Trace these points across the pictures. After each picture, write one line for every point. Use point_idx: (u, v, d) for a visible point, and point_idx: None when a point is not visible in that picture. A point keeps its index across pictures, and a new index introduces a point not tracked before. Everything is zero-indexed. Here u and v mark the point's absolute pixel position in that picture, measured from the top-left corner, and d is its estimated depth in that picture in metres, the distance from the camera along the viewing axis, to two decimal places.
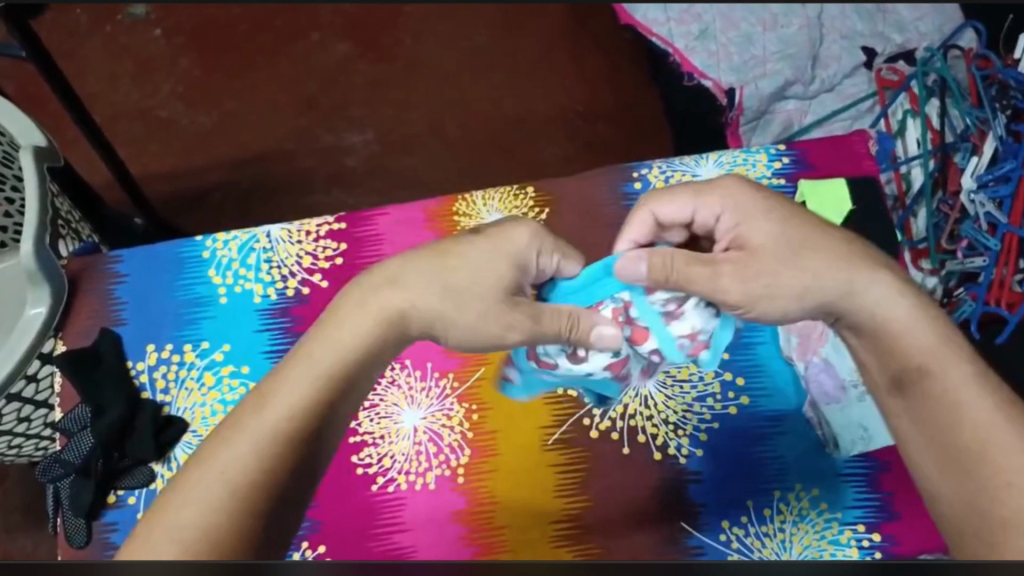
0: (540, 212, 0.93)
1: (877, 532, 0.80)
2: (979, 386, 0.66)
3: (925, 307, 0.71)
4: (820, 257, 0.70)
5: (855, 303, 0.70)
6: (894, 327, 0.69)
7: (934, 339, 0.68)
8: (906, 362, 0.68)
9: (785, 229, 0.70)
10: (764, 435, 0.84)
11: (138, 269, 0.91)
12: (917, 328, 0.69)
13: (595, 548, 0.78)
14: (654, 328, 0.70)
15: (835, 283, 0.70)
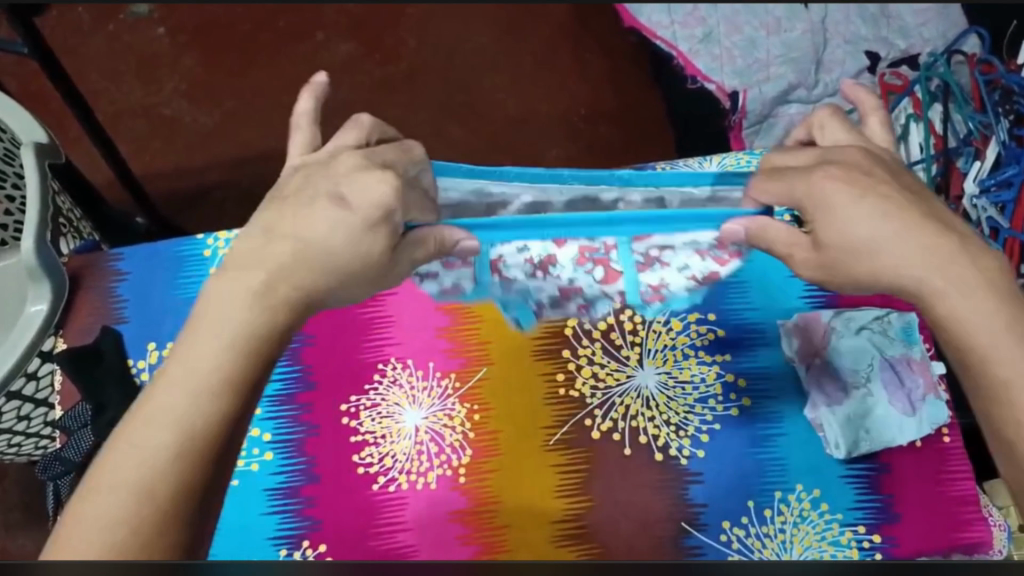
0: None
1: (877, 534, 0.80)
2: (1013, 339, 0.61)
3: (984, 271, 0.64)
4: (906, 231, 0.64)
5: (913, 284, 0.64)
6: (949, 294, 0.63)
7: (997, 302, 0.63)
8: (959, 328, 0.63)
9: (883, 203, 0.65)
10: (765, 436, 0.84)
11: (139, 266, 0.91)
12: (964, 303, 0.63)
13: (597, 548, 0.77)
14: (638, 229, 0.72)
15: (911, 268, 0.64)
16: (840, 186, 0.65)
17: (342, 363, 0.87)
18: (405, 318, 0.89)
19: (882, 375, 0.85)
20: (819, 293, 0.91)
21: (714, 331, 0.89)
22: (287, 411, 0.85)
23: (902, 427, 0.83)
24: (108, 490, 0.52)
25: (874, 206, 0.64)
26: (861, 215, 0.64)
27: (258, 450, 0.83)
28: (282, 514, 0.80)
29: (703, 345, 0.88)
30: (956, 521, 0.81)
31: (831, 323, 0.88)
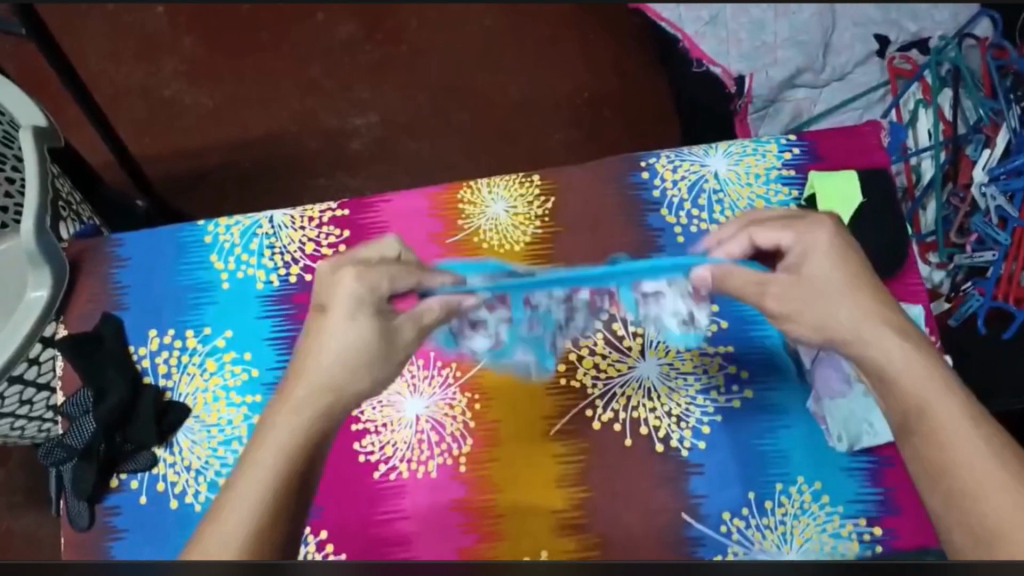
0: (545, 201, 0.93)
1: (878, 526, 0.80)
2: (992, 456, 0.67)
3: (980, 413, 0.72)
4: (895, 336, 0.79)
5: (908, 394, 0.76)
6: (943, 426, 0.72)
7: (999, 441, 0.68)
8: (931, 438, 0.72)
9: (851, 283, 0.82)
10: (767, 427, 0.84)
11: (141, 252, 0.91)
12: (941, 401, 0.73)
13: (596, 538, 0.78)
14: (628, 304, 0.86)
15: (846, 331, 0.80)
16: (833, 269, 0.81)
17: None
18: None
19: None
20: None
21: (718, 322, 0.87)
22: None
23: None
24: (245, 480, 0.69)
25: (840, 268, 0.82)
26: (821, 256, 0.82)
27: None
28: None
29: (708, 337, 0.87)
30: None
31: None
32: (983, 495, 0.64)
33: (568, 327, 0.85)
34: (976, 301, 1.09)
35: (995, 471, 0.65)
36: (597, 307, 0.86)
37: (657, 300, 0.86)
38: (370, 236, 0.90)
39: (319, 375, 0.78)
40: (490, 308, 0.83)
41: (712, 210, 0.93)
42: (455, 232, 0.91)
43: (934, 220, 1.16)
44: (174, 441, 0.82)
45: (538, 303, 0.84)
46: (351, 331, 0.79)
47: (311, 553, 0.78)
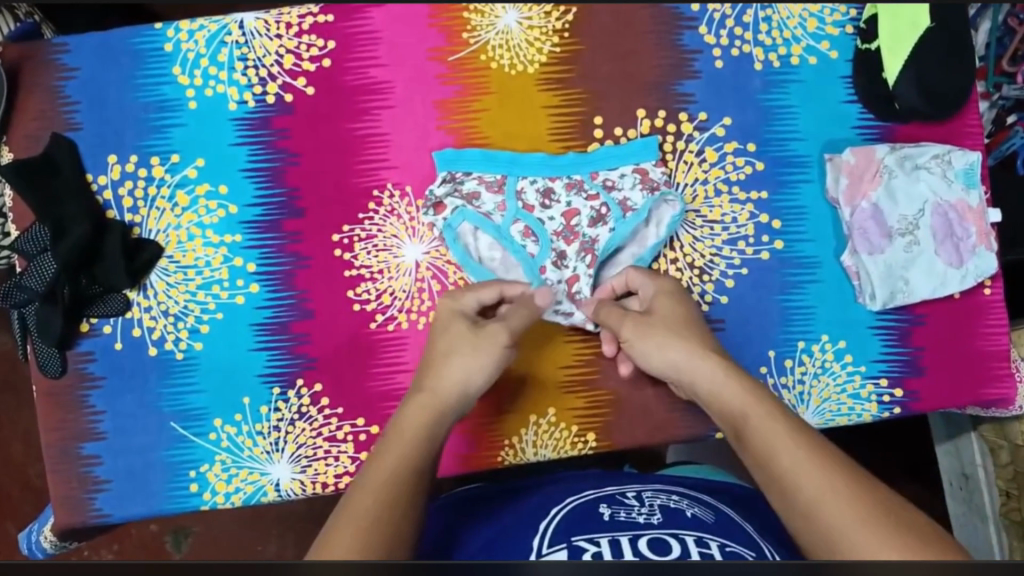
0: (565, 13, 0.78)
1: (899, 388, 0.76)
2: (823, 471, 0.51)
3: (799, 421, 0.58)
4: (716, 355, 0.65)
5: (728, 404, 0.61)
6: (771, 428, 0.56)
7: (799, 456, 0.53)
8: (770, 456, 0.54)
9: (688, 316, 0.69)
10: (796, 282, 0.77)
11: (89, 60, 0.77)
12: (766, 410, 0.59)
13: (604, 394, 0.76)
14: (606, 198, 0.75)
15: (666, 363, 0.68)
16: (667, 305, 0.70)
17: (327, 185, 0.76)
18: (403, 135, 0.77)
19: (932, 221, 0.75)
20: (875, 121, 0.78)
21: (752, 164, 0.78)
22: (271, 239, 0.76)
23: (945, 280, 0.75)
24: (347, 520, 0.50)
25: (684, 312, 0.70)
26: (666, 300, 0.71)
27: (242, 282, 0.76)
28: (273, 349, 0.76)
29: (739, 181, 0.78)
30: (982, 375, 0.77)
31: (885, 161, 0.75)
32: (826, 519, 0.47)
33: (561, 259, 0.76)
34: (1019, 138, 0.85)
35: (841, 496, 0.49)
36: (586, 223, 0.76)
37: (624, 189, 0.75)
38: (356, 49, 0.77)
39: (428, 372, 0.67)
40: (481, 181, 0.76)
41: (758, 29, 0.78)
42: (456, 45, 0.77)
43: (987, 42, 0.84)
44: (147, 282, 0.76)
45: (529, 196, 0.76)
46: (448, 325, 0.70)
47: (306, 405, 0.75)
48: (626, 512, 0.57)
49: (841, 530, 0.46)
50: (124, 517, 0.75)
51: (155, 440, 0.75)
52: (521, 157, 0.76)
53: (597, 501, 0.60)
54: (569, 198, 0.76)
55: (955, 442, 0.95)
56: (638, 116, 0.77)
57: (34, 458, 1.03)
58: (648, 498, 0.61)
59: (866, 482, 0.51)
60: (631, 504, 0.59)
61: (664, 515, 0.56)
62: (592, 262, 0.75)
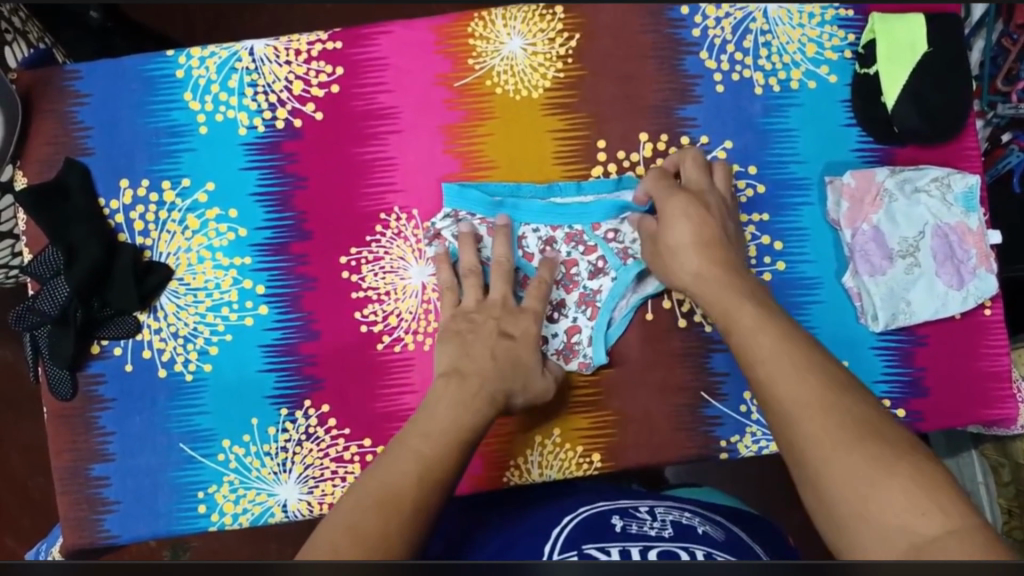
0: (569, 39, 0.79)
1: (902, 408, 0.77)
2: (813, 387, 0.54)
3: (804, 337, 0.60)
4: (724, 277, 0.67)
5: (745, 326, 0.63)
6: (765, 344, 0.59)
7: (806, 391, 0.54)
8: (769, 367, 0.57)
9: (707, 237, 0.70)
10: (797, 304, 0.78)
11: (102, 86, 0.78)
12: (767, 328, 0.61)
13: (609, 415, 0.77)
14: (605, 247, 0.77)
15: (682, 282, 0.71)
16: (688, 224, 0.70)
17: (335, 208, 0.78)
18: (410, 159, 0.78)
19: (932, 243, 0.76)
20: (875, 144, 0.79)
21: (754, 186, 0.79)
22: (280, 262, 0.77)
23: (945, 301, 0.76)
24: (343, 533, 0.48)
25: (699, 233, 0.70)
26: (677, 220, 0.71)
27: (252, 304, 0.77)
28: (281, 371, 0.77)
29: (741, 204, 0.79)
30: (984, 396, 0.78)
31: (885, 184, 0.76)
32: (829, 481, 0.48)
33: (560, 307, 0.77)
34: (1015, 156, 0.86)
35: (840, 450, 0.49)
36: (586, 275, 0.77)
37: (624, 241, 0.77)
38: (364, 76, 0.78)
39: (487, 376, 0.67)
40: (483, 225, 0.76)
41: (758, 54, 0.79)
42: (461, 71, 0.78)
43: (981, 61, 0.86)
44: (157, 304, 0.77)
45: (529, 244, 0.77)
46: (519, 350, 0.70)
47: (313, 426, 0.76)
48: (638, 526, 0.57)
49: (808, 440, 0.50)
50: (131, 538, 0.76)
51: (163, 463, 0.76)
52: (524, 190, 0.77)
53: (609, 512, 0.60)
54: (568, 250, 0.77)
55: (956, 460, 0.96)
56: (641, 139, 0.78)
57: (35, 471, 1.04)
58: (660, 513, 0.61)
59: (852, 393, 0.54)
60: (642, 516, 0.60)
61: (675, 530, 0.57)
62: (592, 316, 0.77)
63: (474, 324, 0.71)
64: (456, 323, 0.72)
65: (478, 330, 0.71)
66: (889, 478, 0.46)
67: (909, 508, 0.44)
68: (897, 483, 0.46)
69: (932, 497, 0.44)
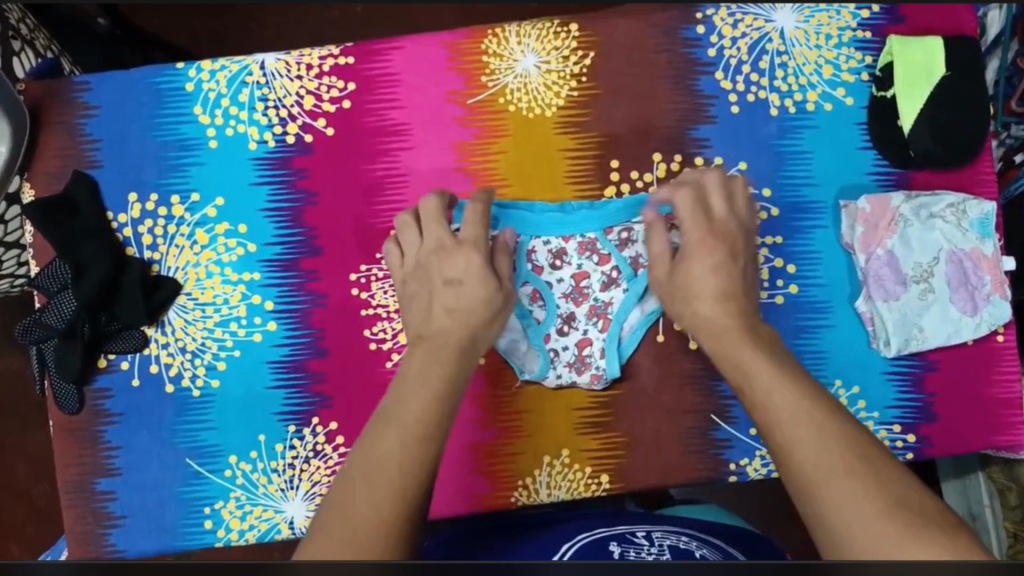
0: (583, 57, 0.78)
1: (912, 434, 0.77)
2: (837, 444, 0.52)
3: (826, 396, 0.59)
4: (744, 327, 0.66)
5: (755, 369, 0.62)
6: (790, 397, 0.58)
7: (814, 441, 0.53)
8: (790, 424, 0.55)
9: (730, 286, 0.69)
10: (808, 327, 0.78)
11: (111, 97, 0.78)
12: (787, 385, 0.59)
13: (618, 436, 0.76)
14: (616, 257, 0.76)
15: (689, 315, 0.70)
16: (713, 271, 0.69)
17: (345, 225, 0.77)
18: (421, 176, 0.78)
19: (947, 269, 0.75)
20: (891, 168, 0.78)
21: (767, 209, 0.78)
22: (289, 278, 0.77)
23: (958, 328, 0.76)
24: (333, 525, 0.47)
25: (718, 273, 0.70)
26: (699, 260, 0.70)
27: (260, 320, 0.77)
28: (289, 388, 0.76)
29: None
30: (995, 422, 0.77)
31: (900, 209, 0.75)
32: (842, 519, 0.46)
33: (570, 320, 0.77)
34: None
35: (850, 494, 0.48)
36: (597, 287, 0.77)
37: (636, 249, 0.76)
38: (376, 91, 0.78)
39: (443, 329, 0.67)
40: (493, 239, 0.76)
41: (774, 75, 0.79)
42: (475, 88, 0.78)
43: (996, 80, 0.85)
44: (165, 319, 0.77)
45: (539, 257, 0.76)
46: (469, 290, 0.69)
47: (321, 443, 0.75)
48: (636, 552, 0.57)
49: (829, 505, 0.48)
50: (136, 554, 0.76)
51: (169, 479, 0.76)
52: (537, 208, 0.76)
53: (608, 539, 0.60)
54: (580, 260, 0.76)
55: (963, 481, 0.95)
56: (654, 159, 0.78)
57: (39, 477, 1.03)
58: (659, 539, 0.61)
59: (878, 460, 0.51)
60: (641, 543, 0.59)
61: (674, 555, 0.56)
62: (603, 328, 0.76)
63: (421, 280, 0.71)
64: (416, 282, 0.72)
65: (424, 284, 0.71)
66: (916, 541, 0.43)
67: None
68: (915, 529, 0.44)
69: (962, 559, 0.41)
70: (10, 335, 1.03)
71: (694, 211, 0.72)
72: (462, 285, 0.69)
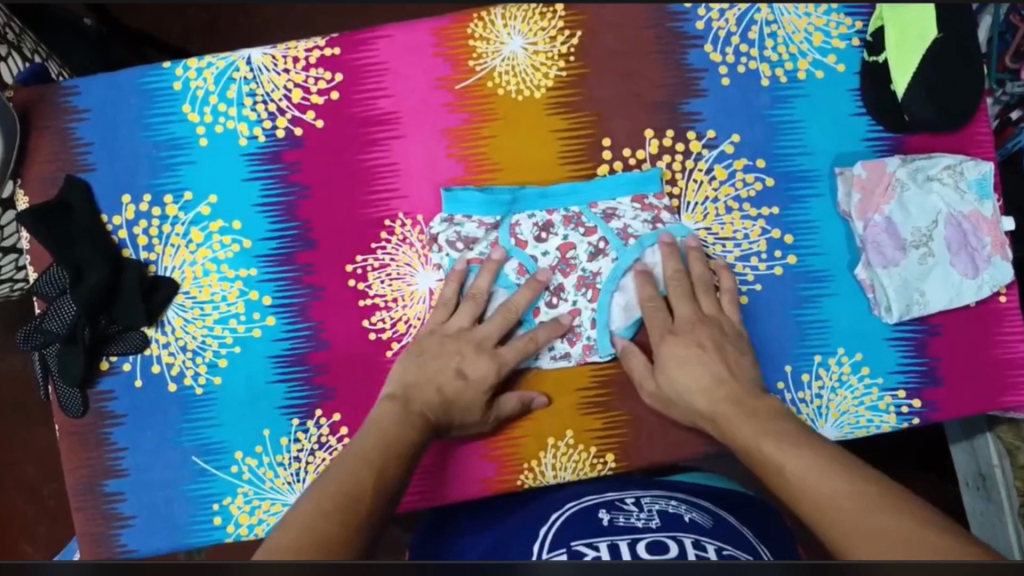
0: (570, 36, 0.78)
1: (917, 399, 0.76)
2: (845, 490, 0.52)
3: (836, 454, 0.57)
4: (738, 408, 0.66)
5: (761, 450, 0.61)
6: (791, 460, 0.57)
7: (839, 492, 0.52)
8: (792, 490, 0.55)
9: (719, 373, 0.69)
10: (809, 298, 0.77)
11: (100, 100, 0.78)
12: (791, 450, 0.59)
13: (620, 415, 0.76)
14: (602, 228, 0.75)
15: (691, 380, 0.69)
16: (696, 366, 0.69)
17: (340, 217, 0.77)
18: (413, 164, 0.77)
19: (945, 232, 0.74)
20: (885, 133, 0.78)
21: (762, 179, 0.78)
22: (287, 273, 0.77)
23: (960, 291, 0.75)
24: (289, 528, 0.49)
25: (709, 372, 0.69)
26: (684, 368, 0.70)
27: (259, 316, 0.77)
28: (291, 382, 0.76)
29: (750, 198, 0.78)
30: (1000, 384, 0.77)
31: (896, 174, 0.75)
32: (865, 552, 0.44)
33: (559, 292, 0.75)
34: None
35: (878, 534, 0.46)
36: (584, 258, 0.75)
37: (624, 219, 0.75)
38: (364, 81, 0.77)
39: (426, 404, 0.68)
40: (481, 225, 0.75)
41: (763, 45, 0.78)
42: (464, 73, 0.77)
43: (989, 38, 0.84)
44: (164, 319, 0.77)
45: (524, 232, 0.76)
46: (469, 392, 0.70)
47: (325, 435, 0.76)
48: (625, 518, 0.57)
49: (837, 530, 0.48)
50: (148, 552, 0.76)
51: (176, 477, 0.76)
52: (524, 190, 0.76)
53: (596, 508, 0.61)
54: (566, 232, 0.76)
55: (971, 443, 0.94)
56: (646, 135, 0.77)
57: (49, 477, 1.04)
58: (647, 504, 0.61)
59: (892, 492, 0.51)
60: (630, 509, 0.59)
61: (663, 520, 0.56)
62: (593, 300, 0.75)
63: (437, 347, 0.71)
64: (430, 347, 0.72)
65: (441, 358, 0.71)
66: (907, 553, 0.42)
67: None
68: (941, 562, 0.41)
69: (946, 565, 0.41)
70: (11, 336, 1.03)
71: (680, 280, 0.73)
72: (467, 387, 0.70)
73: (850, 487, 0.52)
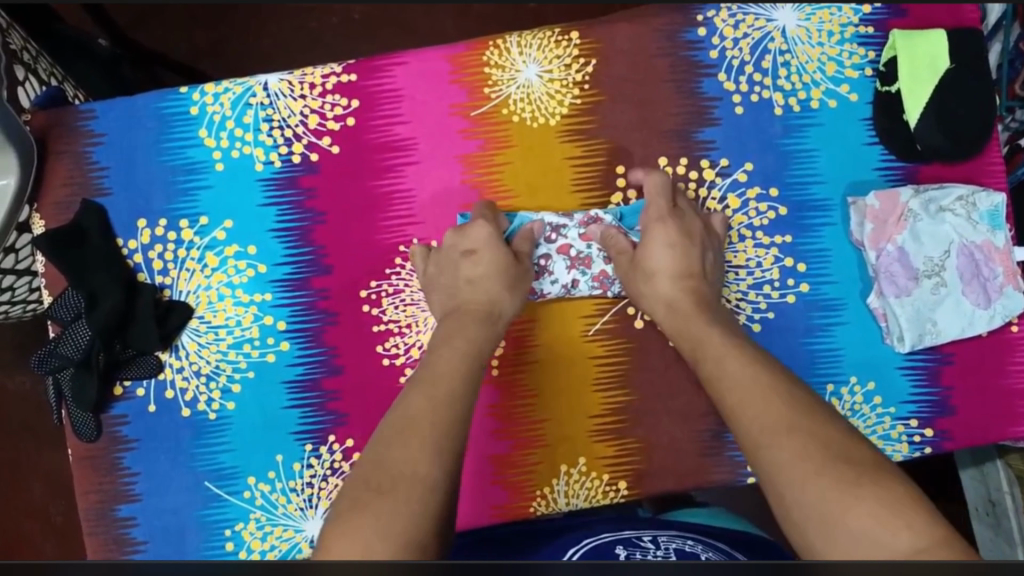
0: (585, 64, 0.78)
1: (930, 428, 0.76)
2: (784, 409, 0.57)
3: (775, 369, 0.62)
4: (697, 307, 0.70)
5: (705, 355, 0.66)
6: (731, 369, 0.62)
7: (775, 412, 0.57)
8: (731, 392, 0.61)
9: (685, 265, 0.72)
10: (821, 326, 0.77)
11: (116, 125, 0.78)
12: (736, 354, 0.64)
13: (634, 443, 0.76)
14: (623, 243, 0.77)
15: (660, 269, 0.72)
16: (666, 255, 0.72)
17: (354, 240, 0.77)
18: (429, 190, 0.78)
19: (957, 262, 0.75)
20: (897, 162, 0.78)
21: (776, 209, 0.78)
22: (302, 297, 0.77)
23: (973, 321, 0.75)
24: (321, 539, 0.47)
25: (677, 258, 0.72)
26: (659, 247, 0.72)
27: (273, 340, 0.77)
28: (305, 407, 0.76)
29: (763, 226, 0.78)
30: (1011, 413, 0.77)
31: (909, 204, 0.75)
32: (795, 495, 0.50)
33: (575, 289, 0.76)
34: None
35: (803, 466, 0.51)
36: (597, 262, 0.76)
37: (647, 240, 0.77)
38: (380, 108, 0.78)
39: (475, 303, 0.70)
40: None
41: (777, 74, 0.78)
42: (479, 100, 0.78)
43: (998, 64, 0.84)
44: (179, 343, 0.77)
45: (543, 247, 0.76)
46: (488, 269, 0.71)
47: (338, 461, 0.76)
48: (642, 555, 0.58)
49: (774, 463, 0.53)
50: None
51: (188, 503, 0.76)
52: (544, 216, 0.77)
53: (612, 544, 0.60)
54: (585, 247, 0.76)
55: (981, 470, 0.94)
56: (660, 164, 0.78)
57: (56, 496, 1.03)
58: (664, 542, 0.61)
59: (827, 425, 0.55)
60: (647, 546, 0.59)
61: None
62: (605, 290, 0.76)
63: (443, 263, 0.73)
64: (438, 264, 0.74)
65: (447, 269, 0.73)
66: (848, 501, 0.48)
67: (872, 521, 0.46)
68: (862, 503, 0.47)
69: (899, 515, 0.46)
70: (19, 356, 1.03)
71: (660, 198, 0.74)
72: (482, 260, 0.71)
73: (784, 407, 0.57)
